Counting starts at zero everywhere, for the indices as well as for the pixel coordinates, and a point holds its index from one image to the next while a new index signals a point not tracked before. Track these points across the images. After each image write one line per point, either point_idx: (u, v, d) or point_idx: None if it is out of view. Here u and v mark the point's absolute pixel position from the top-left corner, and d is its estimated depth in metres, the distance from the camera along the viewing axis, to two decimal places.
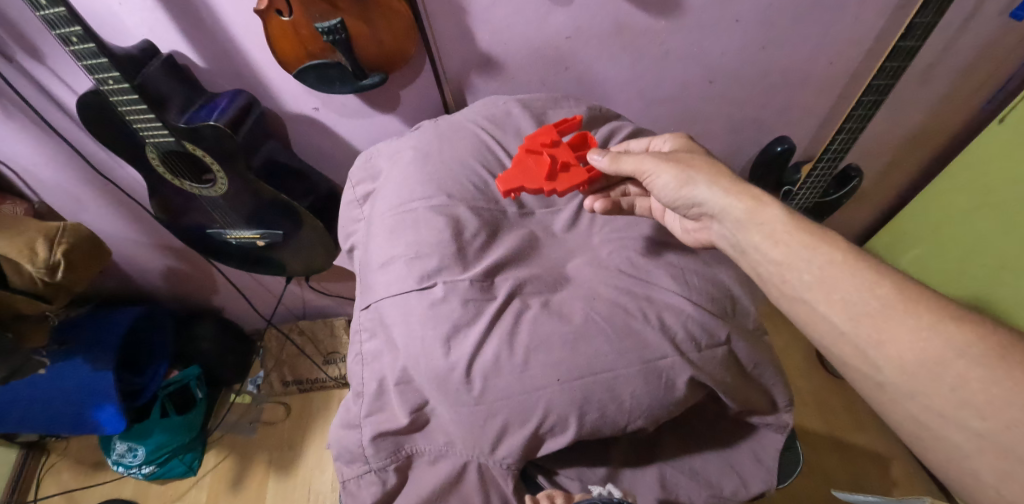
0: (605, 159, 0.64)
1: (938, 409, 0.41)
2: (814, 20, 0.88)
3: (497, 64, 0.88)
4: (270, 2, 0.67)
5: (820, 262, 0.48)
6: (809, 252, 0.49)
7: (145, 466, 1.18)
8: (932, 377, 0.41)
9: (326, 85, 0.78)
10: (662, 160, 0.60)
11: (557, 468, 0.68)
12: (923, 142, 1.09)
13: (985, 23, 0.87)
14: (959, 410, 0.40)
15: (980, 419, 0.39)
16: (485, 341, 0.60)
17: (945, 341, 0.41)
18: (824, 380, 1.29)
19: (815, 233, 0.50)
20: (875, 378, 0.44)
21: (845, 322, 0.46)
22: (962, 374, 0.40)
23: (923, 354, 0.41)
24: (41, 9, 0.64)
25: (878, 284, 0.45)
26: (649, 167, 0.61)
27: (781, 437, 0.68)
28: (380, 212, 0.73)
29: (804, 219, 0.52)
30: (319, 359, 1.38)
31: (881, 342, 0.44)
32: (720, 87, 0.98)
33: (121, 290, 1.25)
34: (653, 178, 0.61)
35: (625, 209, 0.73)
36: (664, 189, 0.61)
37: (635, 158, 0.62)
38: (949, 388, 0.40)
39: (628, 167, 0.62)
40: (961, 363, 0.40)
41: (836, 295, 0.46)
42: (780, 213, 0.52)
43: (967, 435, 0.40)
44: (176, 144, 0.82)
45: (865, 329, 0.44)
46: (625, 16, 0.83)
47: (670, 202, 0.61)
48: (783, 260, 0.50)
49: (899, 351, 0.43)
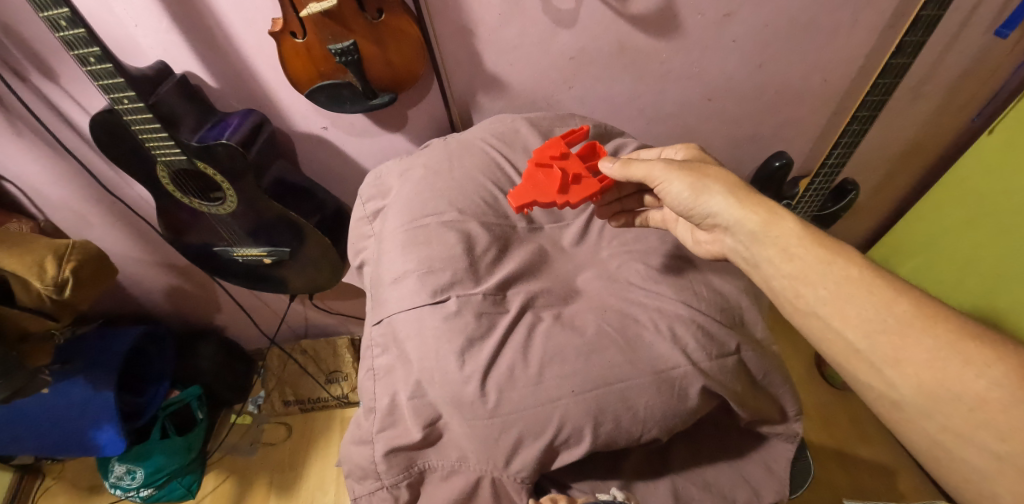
0: (615, 165, 0.65)
1: (958, 430, 0.42)
2: (808, 39, 0.91)
3: (504, 85, 0.91)
4: (285, 24, 0.70)
5: (837, 277, 0.49)
6: (825, 266, 0.50)
7: (144, 488, 1.15)
8: (950, 398, 0.42)
9: (338, 104, 0.80)
10: (674, 167, 0.61)
11: (569, 481, 0.67)
12: (915, 156, 1.13)
13: (972, 43, 0.91)
14: (978, 432, 0.41)
15: (1001, 441, 0.40)
16: (500, 353, 0.61)
17: (965, 360, 0.42)
18: (827, 394, 1.30)
19: (829, 247, 0.51)
20: (891, 397, 0.46)
21: (861, 340, 0.47)
22: (981, 395, 0.41)
23: (942, 374, 0.43)
24: (61, 30, 0.65)
25: (894, 302, 0.46)
26: (661, 175, 0.62)
27: (791, 446, 0.69)
28: (392, 227, 0.74)
29: (819, 232, 0.53)
30: (321, 378, 1.36)
31: (897, 360, 0.45)
32: (719, 105, 1.01)
33: (122, 309, 1.24)
34: (665, 185, 0.62)
35: (636, 223, 0.76)
36: (677, 198, 0.61)
37: (646, 164, 0.63)
38: (967, 409, 0.41)
39: (641, 173, 0.63)
40: (981, 383, 0.41)
41: (851, 311, 0.48)
42: (794, 225, 0.53)
43: (986, 456, 0.41)
44: (187, 163, 0.82)
45: (882, 347, 0.46)
46: (626, 37, 0.87)
47: (683, 211, 0.62)
48: (797, 273, 0.51)
49: (916, 371, 0.44)
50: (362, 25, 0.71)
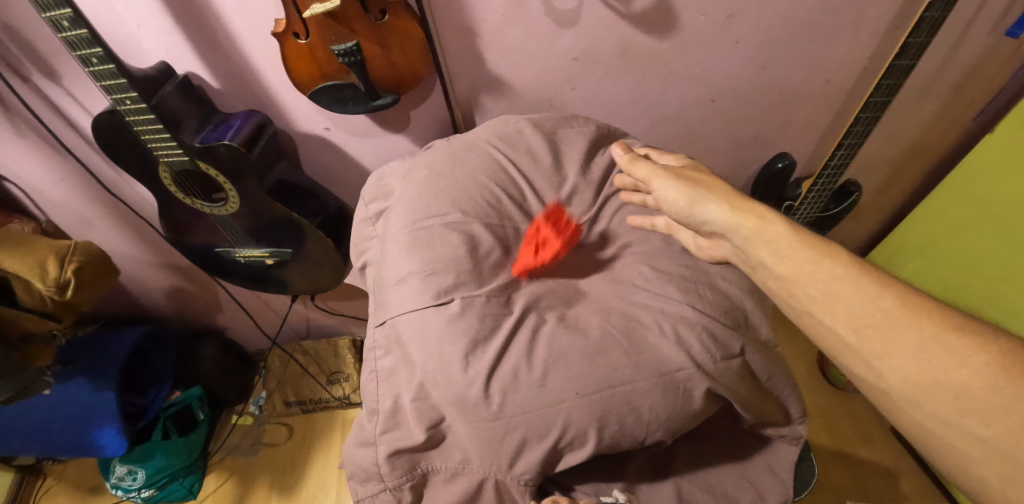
0: (625, 156, 0.69)
1: (943, 417, 0.41)
2: (811, 40, 0.91)
3: (507, 86, 0.91)
4: (288, 24, 0.69)
5: (825, 276, 0.49)
6: (813, 267, 0.50)
7: (145, 489, 1.16)
8: (936, 387, 0.41)
9: (340, 105, 0.80)
10: (670, 176, 0.63)
11: (574, 483, 0.67)
12: (917, 157, 1.13)
13: (975, 43, 0.91)
14: (964, 417, 0.40)
15: (985, 426, 0.39)
16: (504, 354, 0.61)
17: (946, 351, 0.42)
18: (829, 395, 1.30)
19: (815, 247, 0.50)
20: (880, 387, 0.45)
21: (849, 334, 0.46)
22: (964, 382, 0.40)
23: (926, 365, 0.42)
24: (64, 30, 0.64)
25: (880, 297, 0.46)
26: (657, 182, 0.64)
27: (795, 448, 0.69)
28: (394, 229, 0.74)
29: (806, 232, 0.53)
30: (323, 379, 1.36)
31: (884, 353, 0.44)
32: (722, 106, 1.01)
33: (123, 310, 1.23)
34: (661, 192, 0.63)
35: (646, 226, 0.74)
36: (673, 205, 0.62)
37: (646, 168, 0.66)
38: (952, 396, 0.41)
39: (641, 175, 0.66)
40: (963, 371, 0.41)
41: (841, 309, 0.47)
42: (784, 229, 0.53)
43: (972, 443, 0.40)
44: (190, 163, 0.82)
45: (870, 340, 0.45)
46: (629, 38, 0.86)
47: (681, 219, 0.62)
48: (788, 275, 0.51)
49: (903, 362, 0.43)
50: (365, 25, 0.71)
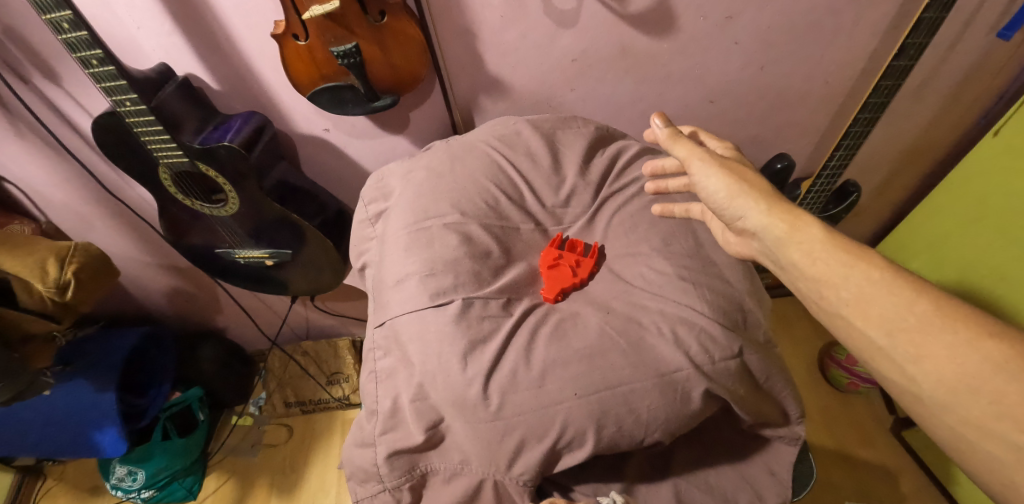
0: (665, 131, 0.62)
1: (977, 422, 0.41)
2: (810, 41, 0.91)
3: (506, 87, 0.91)
4: (287, 26, 0.70)
5: (858, 279, 0.48)
6: (847, 268, 0.48)
7: (145, 490, 1.16)
8: (970, 392, 0.41)
9: (340, 107, 0.80)
10: (715, 163, 0.58)
11: (571, 483, 0.67)
12: (917, 158, 1.13)
13: (974, 43, 0.91)
14: (999, 423, 0.40)
15: (1019, 431, 0.39)
16: (503, 354, 0.61)
17: (982, 357, 0.41)
18: (828, 395, 1.30)
19: (850, 250, 0.49)
20: (913, 391, 0.45)
21: (882, 338, 0.46)
22: (999, 388, 0.40)
23: (961, 371, 0.42)
24: (64, 32, 0.64)
25: (915, 301, 0.45)
26: (698, 167, 0.59)
27: (794, 449, 0.69)
28: (393, 230, 0.74)
29: (842, 234, 0.51)
30: (322, 380, 1.36)
31: (918, 357, 0.44)
32: (721, 107, 1.01)
33: (123, 311, 1.23)
34: (700, 179, 0.59)
35: (676, 213, 0.72)
36: (711, 196, 0.58)
37: (689, 148, 0.60)
38: (986, 401, 0.41)
39: (680, 154, 0.60)
40: (999, 377, 0.40)
41: (873, 310, 0.46)
42: (819, 231, 0.51)
43: (1007, 448, 0.40)
44: (190, 165, 0.82)
45: (903, 344, 0.45)
46: (627, 39, 0.87)
47: (715, 209, 0.59)
48: (821, 276, 0.50)
49: (937, 367, 0.43)
50: (365, 27, 0.71)
